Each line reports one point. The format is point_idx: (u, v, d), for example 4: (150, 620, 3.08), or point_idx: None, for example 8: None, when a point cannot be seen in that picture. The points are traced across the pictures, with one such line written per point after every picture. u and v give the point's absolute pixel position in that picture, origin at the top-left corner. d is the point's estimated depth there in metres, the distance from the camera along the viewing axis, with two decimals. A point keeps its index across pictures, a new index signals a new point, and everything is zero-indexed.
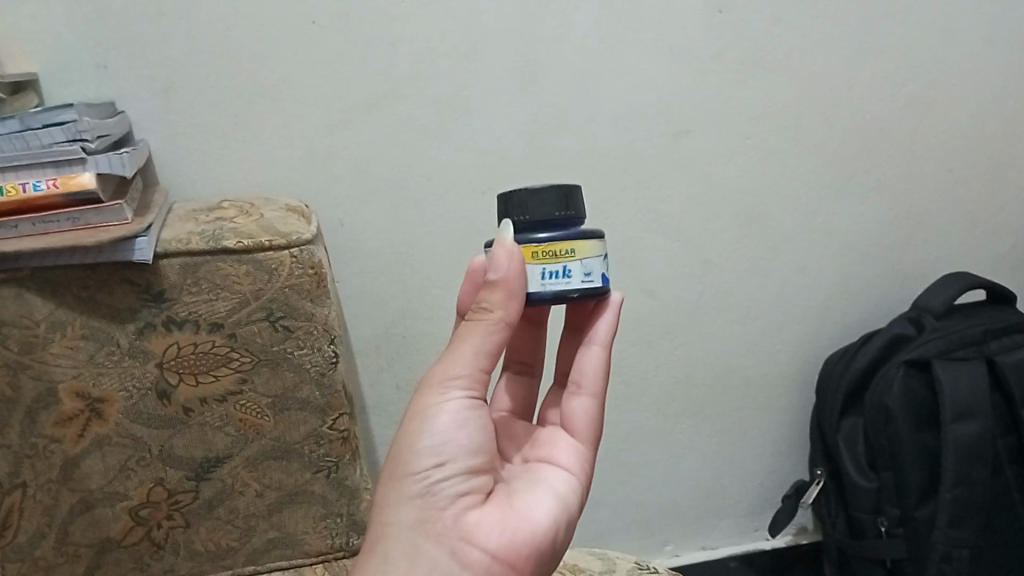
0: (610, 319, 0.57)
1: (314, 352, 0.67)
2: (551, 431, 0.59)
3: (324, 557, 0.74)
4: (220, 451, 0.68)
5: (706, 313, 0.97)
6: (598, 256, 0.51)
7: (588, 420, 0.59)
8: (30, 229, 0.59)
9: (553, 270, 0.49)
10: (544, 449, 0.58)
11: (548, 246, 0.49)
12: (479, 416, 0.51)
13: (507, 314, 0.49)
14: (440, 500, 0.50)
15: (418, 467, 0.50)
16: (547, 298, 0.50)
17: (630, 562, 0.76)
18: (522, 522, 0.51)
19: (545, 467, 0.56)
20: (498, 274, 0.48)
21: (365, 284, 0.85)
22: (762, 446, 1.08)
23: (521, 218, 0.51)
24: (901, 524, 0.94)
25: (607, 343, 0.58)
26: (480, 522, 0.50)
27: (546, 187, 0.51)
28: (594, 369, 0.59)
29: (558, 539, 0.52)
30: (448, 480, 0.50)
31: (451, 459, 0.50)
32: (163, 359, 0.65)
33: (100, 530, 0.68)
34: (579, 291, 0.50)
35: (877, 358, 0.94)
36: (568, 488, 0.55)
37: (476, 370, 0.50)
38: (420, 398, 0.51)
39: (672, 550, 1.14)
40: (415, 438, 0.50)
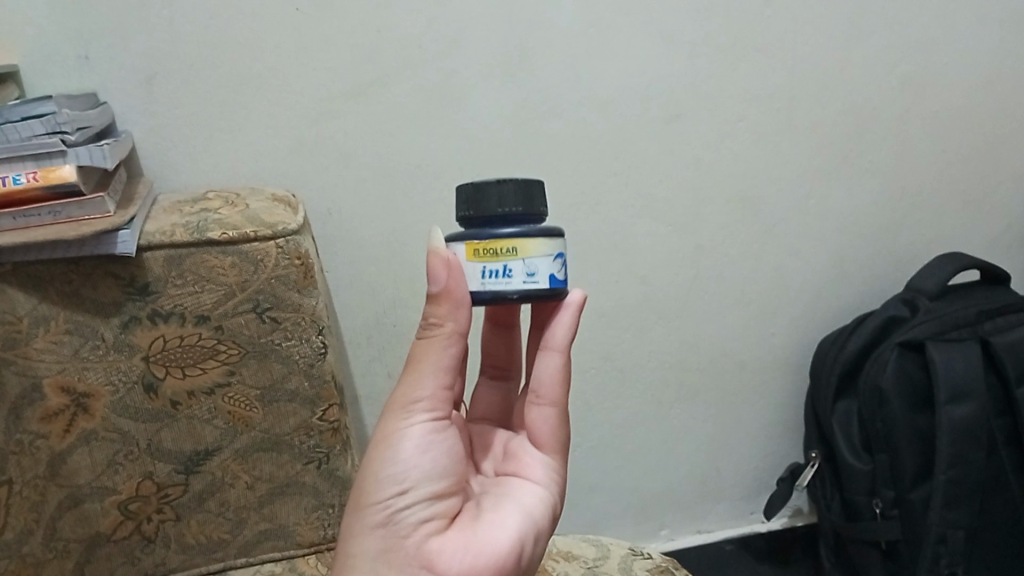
0: (568, 323, 0.54)
1: (302, 343, 0.67)
2: (520, 443, 0.58)
3: (316, 548, 0.74)
4: (209, 444, 0.68)
5: (699, 297, 0.96)
6: (546, 256, 0.49)
7: (550, 431, 0.57)
8: (11, 223, 0.58)
9: (492, 269, 0.48)
10: (512, 464, 0.57)
11: (488, 243, 0.48)
12: (442, 440, 0.51)
13: (457, 324, 0.48)
14: (403, 528, 0.49)
15: (380, 496, 0.49)
16: (486, 298, 0.48)
17: (624, 548, 0.76)
18: (484, 544, 0.50)
19: (514, 481, 0.56)
20: (437, 287, 0.47)
21: (356, 274, 0.84)
22: (757, 429, 1.08)
23: (468, 213, 0.50)
24: (895, 506, 0.93)
25: (565, 348, 0.55)
26: (442, 549, 0.49)
27: (496, 181, 0.49)
28: (552, 379, 0.55)
29: (525, 555, 0.51)
30: (412, 507, 0.49)
31: (415, 485, 0.50)
32: (149, 353, 0.64)
33: (88, 526, 0.67)
34: (519, 292, 0.48)
35: (871, 341, 0.94)
36: (536, 502, 0.54)
37: (438, 389, 0.50)
38: (385, 423, 0.51)
39: (668, 534, 1.13)
40: (378, 465, 0.50)
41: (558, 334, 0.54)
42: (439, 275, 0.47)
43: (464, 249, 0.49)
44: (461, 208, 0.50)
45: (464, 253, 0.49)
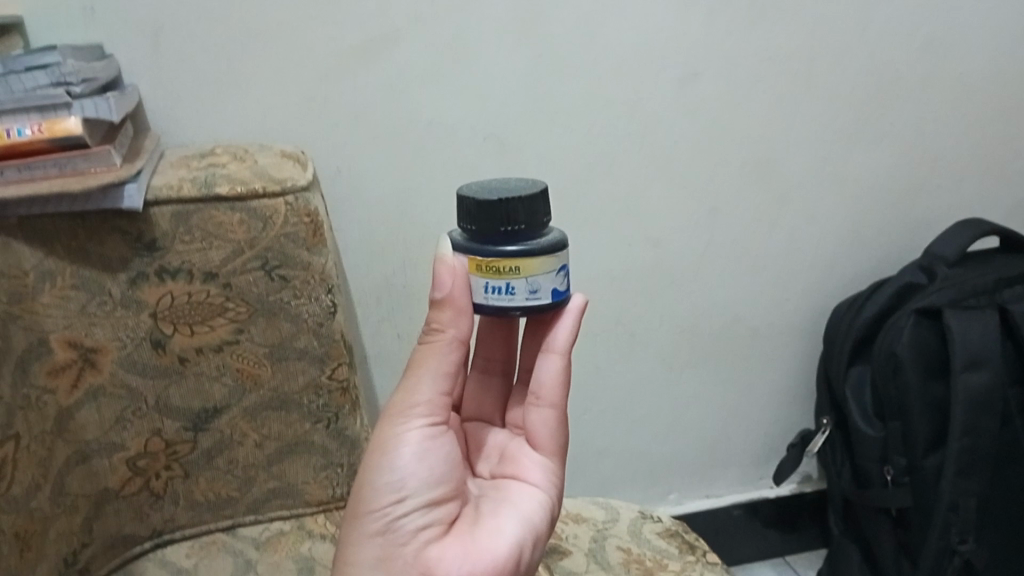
0: (570, 326, 0.51)
1: (312, 302, 0.66)
2: (518, 446, 0.56)
3: (325, 507, 0.74)
4: (217, 401, 0.68)
5: (713, 261, 0.95)
6: (549, 272, 0.47)
7: (549, 433, 0.54)
8: (16, 176, 0.57)
9: (496, 286, 0.47)
10: (510, 467, 0.55)
11: (489, 262, 0.47)
12: (441, 445, 0.49)
13: (458, 330, 0.48)
14: (402, 536, 0.48)
15: (378, 504, 0.48)
16: (489, 311, 0.48)
17: (634, 511, 0.75)
18: (483, 550, 0.48)
19: (513, 484, 0.53)
20: (441, 292, 0.47)
21: (365, 234, 0.83)
22: (768, 396, 1.07)
23: (469, 228, 0.48)
24: (907, 473, 0.93)
25: (567, 350, 0.52)
26: (441, 557, 0.48)
27: (500, 200, 0.47)
28: (552, 382, 0.53)
29: (526, 562, 0.49)
30: (410, 514, 0.48)
31: (413, 493, 0.48)
32: (157, 310, 0.63)
33: (97, 482, 0.66)
34: (521, 308, 0.47)
35: (887, 307, 0.93)
36: (536, 507, 0.52)
37: (436, 393, 0.49)
38: (382, 429, 0.49)
39: (677, 498, 1.13)
40: (375, 473, 0.48)
41: (559, 337, 0.52)
42: (444, 281, 0.47)
43: (468, 264, 0.48)
44: (462, 219, 0.49)
45: (467, 266, 0.48)
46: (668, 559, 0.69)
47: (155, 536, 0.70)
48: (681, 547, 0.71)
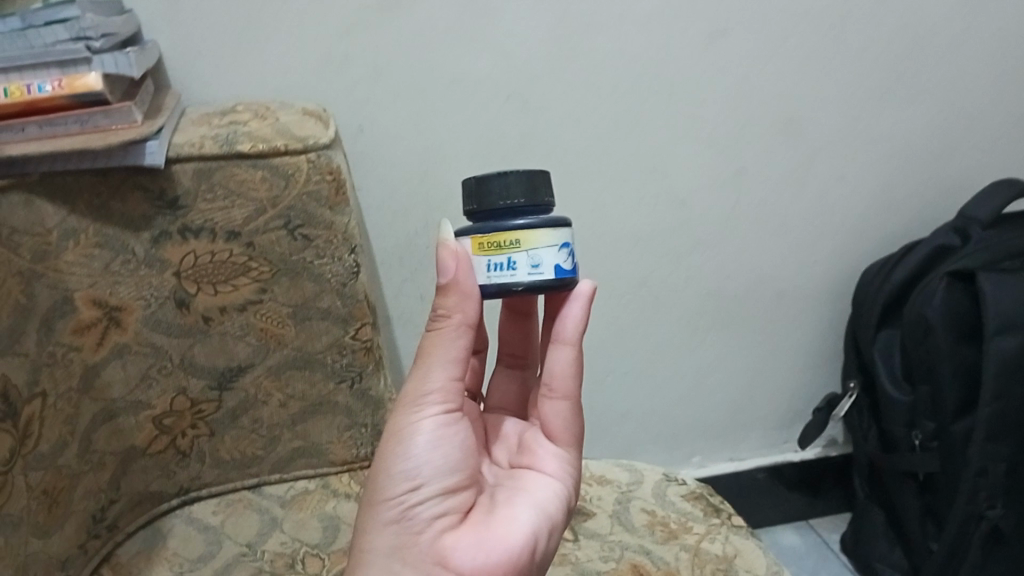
0: (578, 315, 0.52)
1: (335, 262, 0.66)
2: (534, 436, 0.57)
3: (350, 466, 0.74)
4: (242, 360, 0.68)
5: (740, 223, 0.93)
6: (549, 246, 0.48)
7: (563, 423, 0.55)
8: (37, 132, 0.57)
9: (497, 262, 0.47)
10: (527, 456, 0.56)
11: (489, 237, 0.47)
12: (454, 433, 0.49)
13: (465, 316, 0.46)
14: (416, 524, 0.47)
15: (392, 493, 0.47)
16: (491, 292, 0.48)
17: (658, 473, 0.75)
18: (498, 540, 0.48)
19: (528, 474, 0.54)
20: (445, 278, 0.46)
21: (387, 194, 0.82)
22: (794, 360, 1.06)
23: (473, 208, 0.50)
24: (935, 438, 0.91)
25: (577, 341, 0.53)
26: (456, 545, 0.47)
27: (499, 175, 0.49)
28: (565, 371, 0.54)
29: (540, 551, 0.50)
30: (424, 503, 0.48)
31: (427, 481, 0.48)
32: (180, 269, 0.63)
33: (124, 440, 0.66)
34: (524, 284, 0.47)
35: (918, 269, 0.91)
36: (551, 496, 0.52)
37: (448, 382, 0.48)
38: (395, 418, 0.49)
39: (700, 461, 1.12)
40: (388, 462, 0.48)
41: (569, 326, 0.52)
42: (447, 266, 0.46)
43: (470, 244, 0.48)
44: (466, 202, 0.50)
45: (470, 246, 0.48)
46: (692, 522, 0.68)
47: (182, 493, 0.70)
48: (706, 510, 0.70)
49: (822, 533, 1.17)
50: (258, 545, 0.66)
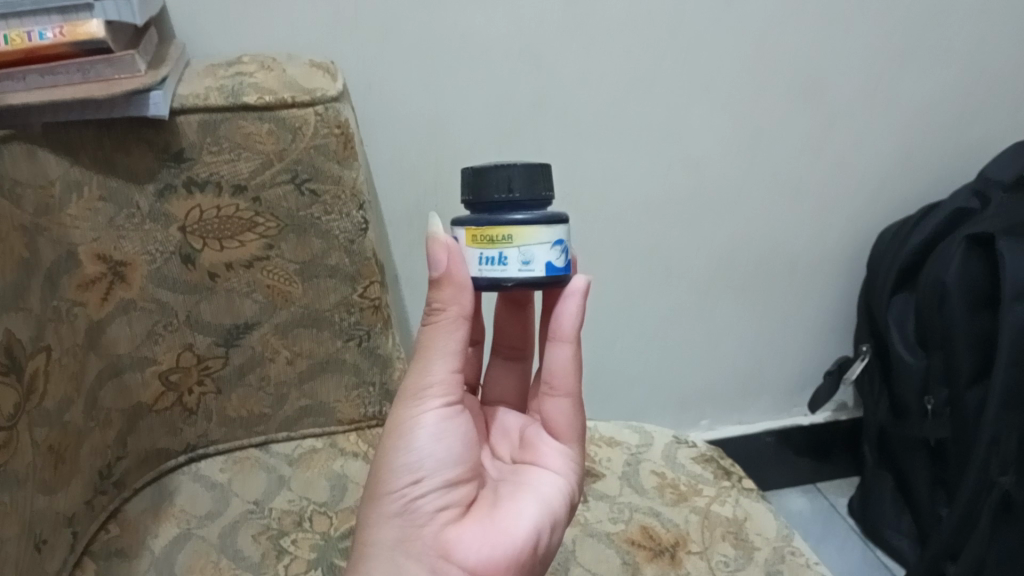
0: (574, 311, 0.51)
1: (343, 218, 0.65)
2: (536, 432, 0.56)
3: (357, 425, 0.74)
4: (248, 318, 0.67)
5: (755, 185, 0.91)
6: (542, 243, 0.45)
7: (567, 420, 0.55)
8: (39, 82, 0.55)
9: (489, 256, 0.45)
10: (529, 453, 0.55)
11: (483, 230, 0.46)
12: (457, 425, 0.48)
13: (462, 308, 0.46)
14: (420, 516, 0.46)
15: (395, 485, 0.46)
16: (483, 286, 0.46)
17: (668, 436, 0.74)
18: (502, 533, 0.47)
19: (531, 469, 0.54)
20: (437, 271, 0.45)
21: (397, 152, 0.80)
22: (805, 325, 1.05)
23: (469, 199, 0.48)
24: (948, 404, 0.90)
25: (574, 337, 0.52)
26: (459, 538, 0.46)
27: (496, 165, 0.47)
28: (565, 368, 0.53)
29: (543, 545, 0.49)
30: (427, 495, 0.46)
31: (430, 473, 0.46)
32: (186, 223, 0.62)
33: (130, 397, 0.65)
34: (515, 280, 0.45)
35: (936, 234, 0.90)
36: (555, 491, 0.52)
37: (450, 374, 0.47)
38: (397, 411, 0.48)
39: (709, 424, 1.12)
40: (391, 454, 0.47)
41: (565, 324, 0.51)
42: (439, 260, 0.45)
43: (465, 236, 0.47)
44: (464, 193, 0.49)
45: (465, 239, 0.46)
46: (702, 484, 0.68)
47: (189, 451, 0.70)
48: (716, 473, 0.69)
49: (829, 497, 1.17)
50: (266, 502, 0.65)
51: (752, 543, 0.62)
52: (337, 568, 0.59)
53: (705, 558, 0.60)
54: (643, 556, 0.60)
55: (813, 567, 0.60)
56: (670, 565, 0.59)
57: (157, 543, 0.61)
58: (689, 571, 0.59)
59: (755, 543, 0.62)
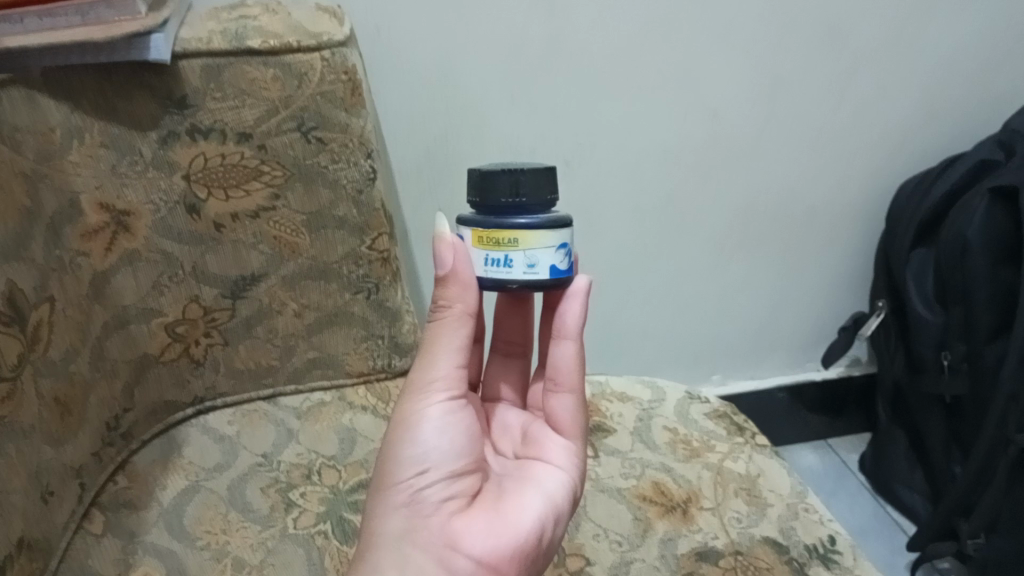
0: (578, 310, 0.51)
1: (350, 168, 0.64)
2: (539, 428, 0.55)
3: (366, 378, 0.73)
4: (255, 270, 0.66)
5: (772, 137, 0.89)
6: (547, 247, 0.46)
7: (571, 417, 0.54)
8: (37, 25, 0.53)
9: (494, 258, 0.46)
10: (533, 448, 0.54)
11: (489, 233, 0.46)
12: (462, 420, 0.48)
13: (467, 305, 0.46)
14: (425, 507, 0.45)
15: (401, 477, 0.46)
16: (489, 286, 0.47)
17: (681, 391, 0.73)
18: (507, 525, 0.47)
19: (535, 464, 0.53)
20: (444, 270, 0.46)
21: (406, 101, 0.77)
22: (820, 280, 1.03)
23: (475, 201, 0.48)
24: (965, 360, 0.89)
25: (578, 335, 0.52)
26: (464, 529, 0.46)
27: (502, 169, 0.47)
28: (570, 365, 0.53)
29: (547, 539, 0.48)
30: (432, 487, 0.46)
31: (435, 466, 0.46)
32: (190, 171, 0.60)
33: (137, 348, 0.64)
34: (519, 281, 0.46)
35: (958, 187, 0.88)
36: (558, 486, 0.51)
37: (454, 369, 0.47)
38: (402, 406, 0.48)
39: (720, 379, 1.11)
40: (397, 447, 0.46)
41: (569, 320, 0.52)
42: (445, 259, 0.46)
43: (470, 237, 0.47)
44: (468, 193, 0.49)
45: (471, 240, 0.47)
46: (715, 440, 0.67)
47: (197, 403, 0.69)
48: (729, 429, 0.69)
49: (841, 453, 1.16)
50: (275, 455, 0.65)
51: (766, 499, 0.61)
52: (347, 522, 0.59)
53: (717, 514, 0.59)
54: (654, 512, 0.59)
55: (826, 523, 0.59)
56: (681, 521, 0.59)
57: (165, 495, 0.61)
58: (702, 527, 0.58)
59: (768, 500, 0.61)
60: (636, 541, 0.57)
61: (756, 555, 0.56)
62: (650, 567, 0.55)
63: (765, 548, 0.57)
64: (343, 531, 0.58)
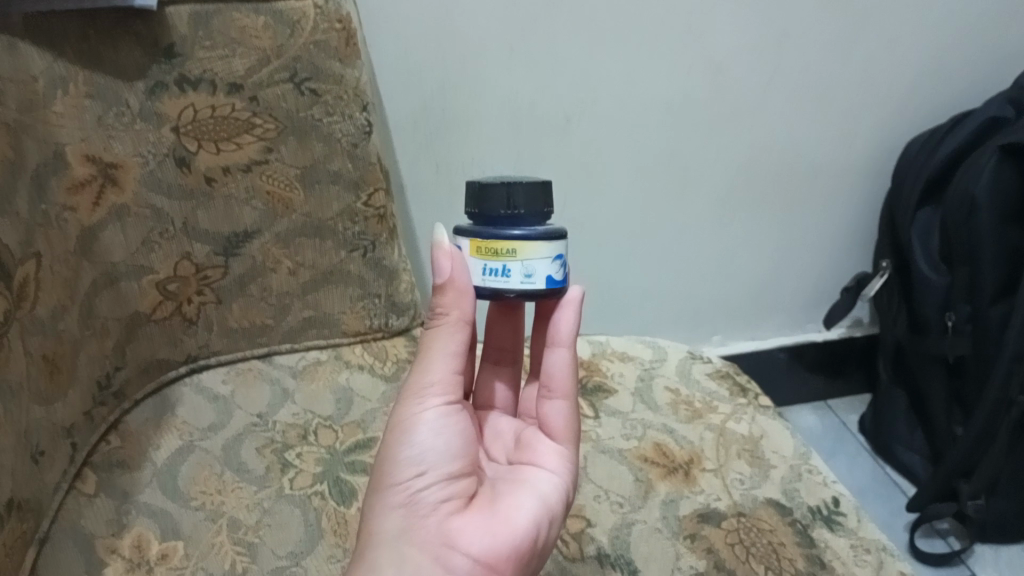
0: (570, 319, 0.51)
1: (345, 121, 0.63)
2: (530, 434, 0.54)
3: (362, 338, 0.72)
4: (248, 226, 0.64)
5: (778, 92, 0.86)
6: (544, 258, 0.45)
7: (564, 422, 0.53)
8: None
9: (492, 268, 0.45)
10: (526, 453, 0.52)
11: (487, 244, 0.45)
12: (459, 423, 0.46)
13: (463, 312, 0.45)
14: (423, 508, 0.44)
15: (398, 478, 0.44)
16: (485, 295, 0.46)
17: (682, 352, 0.72)
18: (504, 523, 0.45)
19: (528, 468, 0.51)
20: (440, 277, 0.45)
21: (402, 54, 0.75)
22: (824, 240, 1.02)
23: (472, 211, 0.48)
24: (970, 321, 0.88)
25: (571, 343, 0.52)
26: (462, 528, 0.44)
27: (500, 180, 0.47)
28: (564, 373, 0.52)
29: (543, 539, 0.47)
30: (430, 488, 0.44)
31: (432, 467, 0.45)
32: (179, 124, 0.58)
33: (127, 306, 0.62)
34: (517, 292, 0.45)
35: (965, 146, 0.86)
36: (553, 487, 0.49)
37: (450, 373, 0.46)
38: (397, 411, 0.46)
39: (721, 340, 1.10)
40: (393, 449, 0.45)
41: (562, 330, 0.51)
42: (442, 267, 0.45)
43: (467, 247, 0.47)
44: (465, 204, 0.48)
45: (468, 249, 0.46)
46: (717, 401, 0.66)
47: (190, 362, 0.67)
48: (731, 390, 0.68)
49: (840, 415, 1.16)
50: (270, 415, 0.64)
51: (768, 461, 0.60)
52: (343, 483, 0.58)
53: (720, 475, 0.59)
54: (656, 474, 0.58)
55: (830, 485, 0.59)
56: (683, 482, 0.58)
57: (159, 456, 0.60)
58: (704, 489, 0.57)
59: (771, 461, 0.60)
60: (638, 503, 0.56)
61: (759, 516, 0.56)
62: (651, 529, 0.54)
63: (768, 510, 0.56)
64: (340, 492, 0.57)
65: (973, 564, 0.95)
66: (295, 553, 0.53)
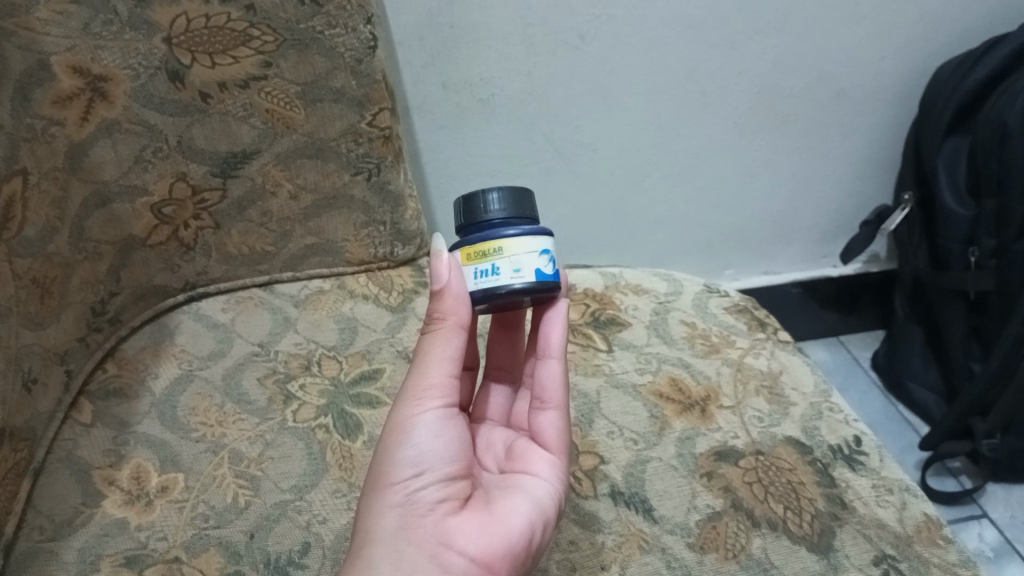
0: (560, 322, 0.51)
1: (349, 33, 0.58)
2: (523, 443, 0.50)
3: (367, 267, 0.69)
4: (246, 146, 0.61)
5: (803, 9, 0.82)
6: (530, 252, 0.45)
7: (558, 433, 0.50)
8: None
9: (482, 269, 0.45)
10: (518, 460, 0.49)
11: (474, 248, 0.45)
12: (456, 426, 0.44)
13: (461, 317, 0.44)
14: (420, 506, 0.41)
15: (395, 477, 0.42)
16: (478, 297, 0.45)
17: (698, 285, 0.69)
18: (501, 523, 0.42)
19: (520, 475, 0.47)
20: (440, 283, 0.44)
21: None
22: (844, 170, 0.98)
23: (463, 227, 0.47)
24: (994, 256, 0.85)
25: (562, 353, 0.51)
26: (459, 528, 0.41)
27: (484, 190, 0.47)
28: (557, 382, 0.51)
29: (538, 544, 0.44)
30: (427, 488, 0.42)
31: (430, 467, 0.43)
32: (171, 34, 0.54)
33: (122, 228, 0.59)
34: (509, 289, 0.44)
35: (999, 70, 0.82)
36: (548, 492, 0.46)
37: (449, 376, 0.44)
38: (394, 414, 0.44)
39: (733, 275, 1.08)
40: (390, 449, 0.43)
41: (552, 339, 0.51)
42: (441, 273, 0.45)
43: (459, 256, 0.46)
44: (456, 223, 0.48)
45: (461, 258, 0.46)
46: (734, 335, 0.64)
47: (188, 289, 0.65)
48: (749, 324, 0.65)
49: (852, 351, 1.14)
50: (272, 344, 0.62)
51: (788, 398, 0.58)
52: (348, 415, 0.56)
53: (737, 412, 0.57)
54: (671, 410, 0.56)
55: (851, 423, 0.57)
56: (699, 419, 0.56)
57: (157, 384, 0.58)
58: (721, 426, 0.56)
59: (790, 398, 0.58)
60: (652, 439, 0.54)
61: (778, 455, 0.54)
62: (666, 466, 0.52)
63: (788, 448, 0.54)
64: (344, 425, 0.55)
65: (984, 504, 0.94)
66: (299, 487, 0.51)
